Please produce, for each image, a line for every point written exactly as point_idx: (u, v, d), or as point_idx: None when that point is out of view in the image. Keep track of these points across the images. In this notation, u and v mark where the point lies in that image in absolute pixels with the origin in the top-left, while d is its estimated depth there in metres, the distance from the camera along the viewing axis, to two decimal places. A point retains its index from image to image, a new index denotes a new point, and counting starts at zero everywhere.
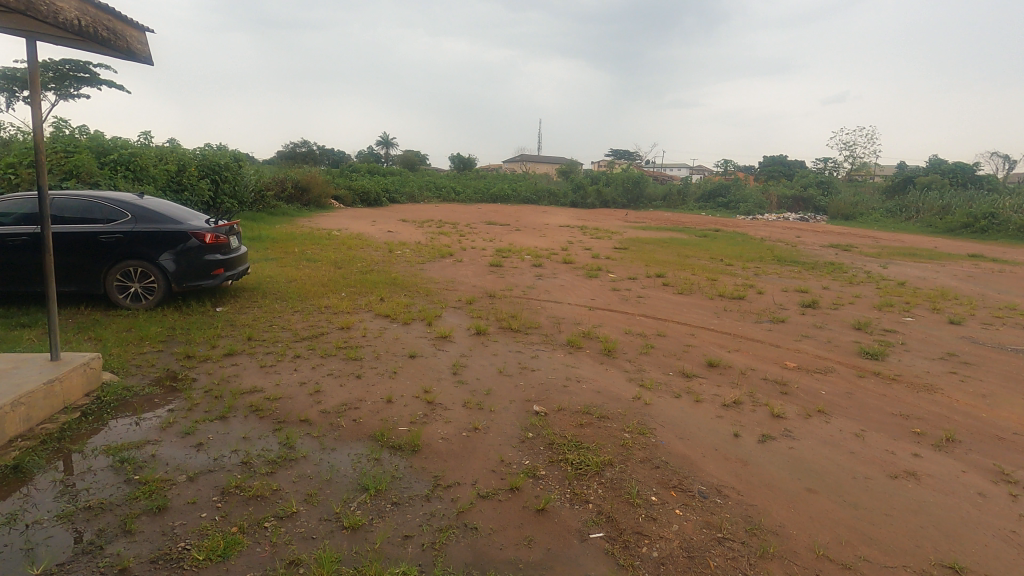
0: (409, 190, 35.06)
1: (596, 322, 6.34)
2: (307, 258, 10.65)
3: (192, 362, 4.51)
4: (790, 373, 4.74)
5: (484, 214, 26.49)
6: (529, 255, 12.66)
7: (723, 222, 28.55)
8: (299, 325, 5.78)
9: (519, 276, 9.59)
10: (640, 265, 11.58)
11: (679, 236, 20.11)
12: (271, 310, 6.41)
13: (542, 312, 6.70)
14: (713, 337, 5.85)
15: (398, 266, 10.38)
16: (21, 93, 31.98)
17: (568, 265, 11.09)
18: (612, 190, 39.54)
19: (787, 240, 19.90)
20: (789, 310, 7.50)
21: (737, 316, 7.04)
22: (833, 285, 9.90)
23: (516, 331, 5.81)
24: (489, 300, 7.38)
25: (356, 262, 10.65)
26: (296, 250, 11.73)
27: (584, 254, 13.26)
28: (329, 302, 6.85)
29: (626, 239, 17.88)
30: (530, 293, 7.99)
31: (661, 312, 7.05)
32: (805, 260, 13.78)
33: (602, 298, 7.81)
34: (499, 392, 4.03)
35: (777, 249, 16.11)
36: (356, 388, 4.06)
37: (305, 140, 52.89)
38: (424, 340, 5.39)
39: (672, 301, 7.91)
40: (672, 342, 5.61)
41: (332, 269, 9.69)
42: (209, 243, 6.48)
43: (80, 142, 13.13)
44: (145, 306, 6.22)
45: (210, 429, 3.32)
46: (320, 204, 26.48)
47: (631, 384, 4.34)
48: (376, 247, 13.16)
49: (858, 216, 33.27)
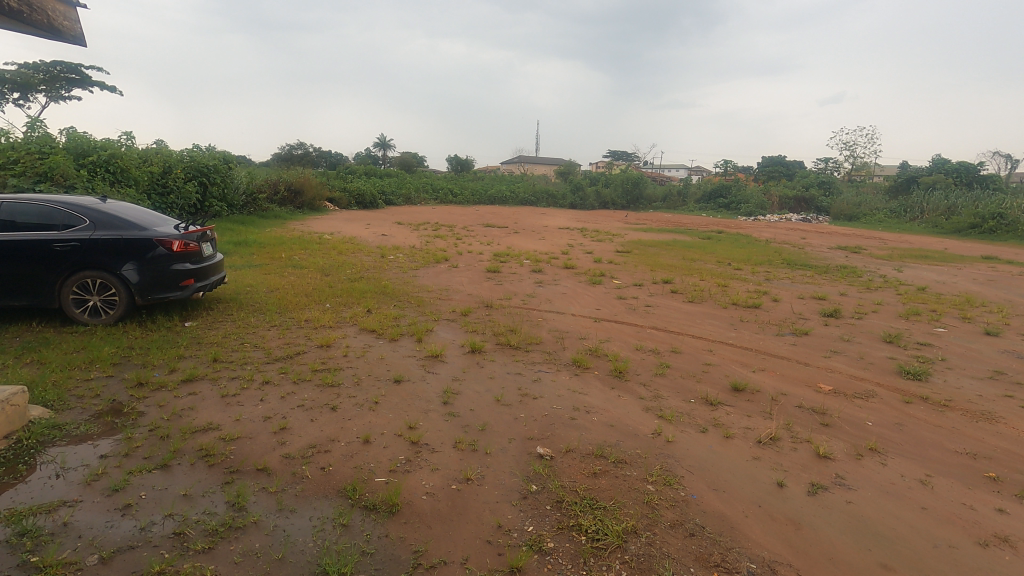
0: (406, 192, 34.56)
1: (604, 336, 5.77)
2: (293, 265, 10.08)
3: (143, 391, 3.93)
4: (827, 398, 4.18)
5: (482, 217, 25.92)
6: (529, 259, 12.10)
7: (726, 222, 28.03)
8: (274, 343, 5.19)
9: (519, 284, 9.02)
10: (644, 269, 11.02)
11: (682, 238, 19.55)
12: (246, 324, 5.82)
13: (543, 326, 6.13)
14: (734, 354, 5.28)
15: (390, 273, 9.80)
16: (10, 96, 31.38)
17: (570, 271, 10.53)
18: (611, 191, 39.06)
19: (793, 241, 19.36)
20: (811, 321, 6.93)
21: (756, 328, 6.48)
22: (850, 292, 9.34)
23: (514, 348, 5.24)
24: (486, 311, 6.80)
25: (345, 268, 10.07)
26: (283, 256, 11.17)
27: (586, 258, 12.69)
28: (311, 315, 6.27)
29: (628, 242, 17.27)
30: (530, 303, 7.41)
31: (673, 324, 6.49)
32: (816, 263, 13.22)
33: (607, 308, 7.23)
34: (495, 428, 3.45)
35: (786, 252, 15.55)
36: (329, 424, 3.47)
37: (301, 143, 52.41)
38: (411, 361, 4.81)
39: (683, 311, 7.34)
40: (689, 361, 5.04)
41: (319, 276, 9.11)
42: (177, 251, 5.90)
43: (58, 142, 12.54)
44: (104, 321, 5.64)
45: (143, 484, 2.73)
46: (315, 207, 25.93)
47: (647, 415, 3.77)
48: (368, 252, 12.59)
49: (861, 217, 32.78)
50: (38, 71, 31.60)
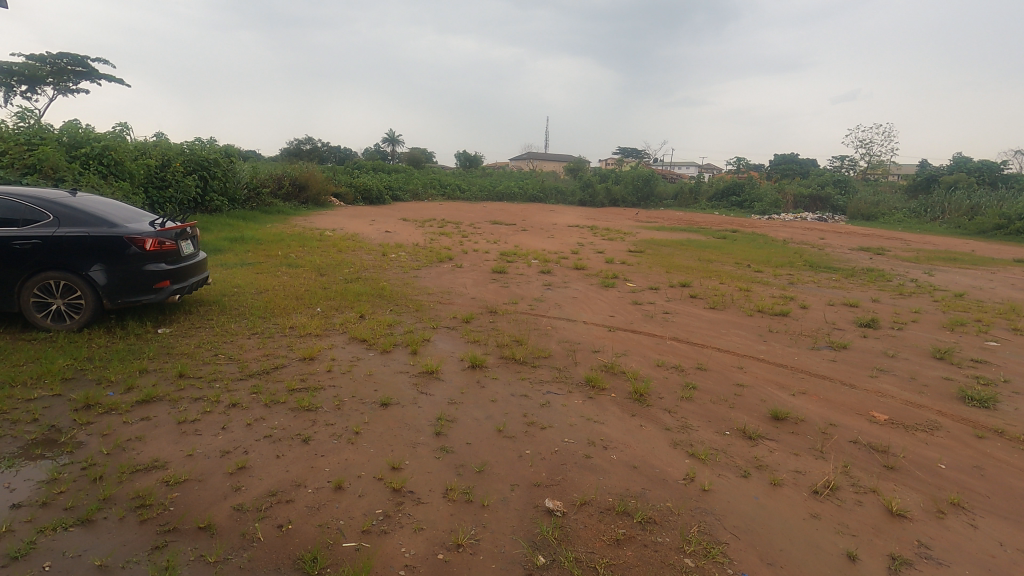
0: (413, 187, 34.08)
1: (620, 348, 5.19)
2: (288, 263, 9.57)
3: (88, 416, 3.39)
4: (886, 431, 3.57)
5: (490, 213, 25.34)
6: (537, 259, 11.53)
7: (740, 222, 27.26)
8: (252, 356, 4.64)
9: (526, 286, 8.43)
10: (660, 271, 10.38)
11: (696, 237, 18.93)
12: (224, 332, 5.28)
13: (552, 336, 5.54)
14: (769, 372, 4.67)
15: (389, 273, 9.25)
16: (19, 89, 31.30)
17: (581, 272, 9.95)
18: (621, 188, 38.38)
19: (812, 242, 18.63)
20: (847, 332, 6.29)
21: (788, 340, 5.85)
22: (884, 298, 8.66)
23: (520, 363, 4.66)
24: (489, 318, 6.22)
25: (343, 267, 9.52)
26: (279, 254, 10.66)
27: (597, 258, 12.09)
28: (298, 321, 5.72)
29: (641, 241, 16.59)
30: (538, 309, 6.82)
31: (696, 335, 5.87)
32: (840, 266, 12.51)
33: (622, 316, 6.62)
34: (495, 471, 2.88)
35: (806, 253, 14.86)
36: (297, 462, 2.91)
37: (310, 138, 52.16)
38: (403, 378, 4.23)
39: (705, 319, 6.71)
40: (719, 381, 4.43)
41: (314, 276, 8.59)
42: (151, 250, 5.36)
43: (49, 133, 12.08)
44: (69, 327, 5.13)
45: (52, 550, 2.19)
46: (320, 202, 25.50)
47: (676, 453, 3.18)
48: (369, 250, 12.04)
49: (879, 217, 31.87)
50: (46, 64, 31.36)
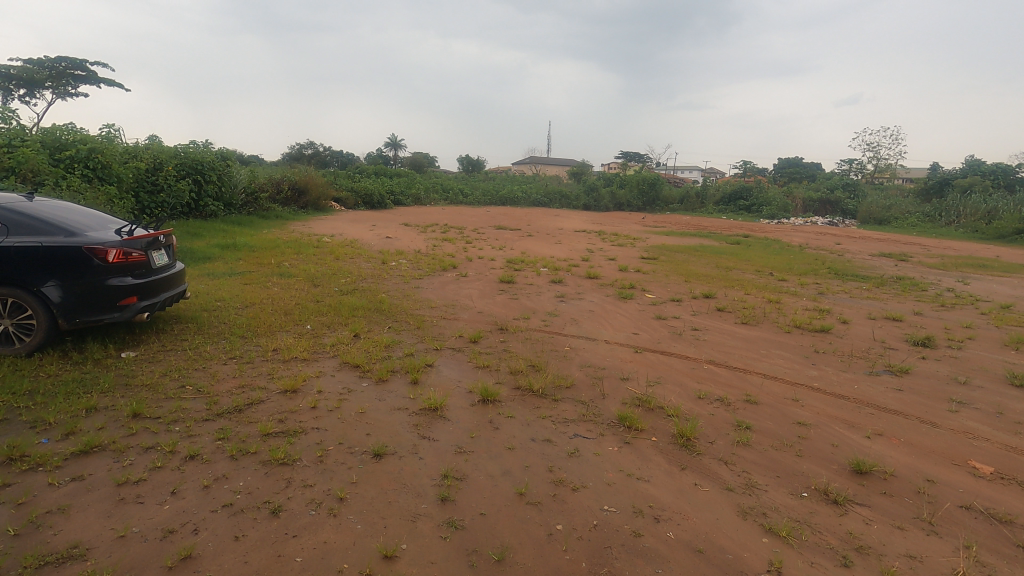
0: (415, 191, 33.49)
1: (652, 376, 4.50)
2: (280, 273, 8.92)
3: (6, 475, 2.71)
4: (999, 490, 2.88)
5: (494, 218, 24.71)
6: (547, 267, 10.86)
7: (751, 226, 26.54)
8: (224, 387, 3.96)
9: (537, 298, 7.74)
10: (678, 280, 9.68)
11: (708, 242, 18.26)
12: (198, 356, 4.61)
13: (572, 360, 4.85)
14: (831, 406, 3.97)
15: (389, 283, 8.58)
16: (17, 93, 30.86)
17: (594, 282, 9.28)
18: (626, 192, 37.74)
19: (829, 247, 17.93)
20: (902, 352, 5.58)
21: (839, 362, 5.16)
22: (928, 311, 7.95)
23: (539, 396, 3.97)
24: (500, 338, 5.53)
25: (339, 277, 8.86)
26: (272, 262, 10.00)
27: (609, 265, 11.42)
28: (283, 341, 5.04)
29: (652, 247, 15.93)
30: (552, 325, 6.13)
31: (734, 357, 5.17)
32: (867, 273, 11.81)
33: (647, 334, 5.93)
34: (520, 562, 2.20)
35: (827, 259, 14.17)
36: (261, 547, 2.23)
37: (311, 143, 51.70)
38: (401, 418, 3.56)
39: (740, 336, 6.01)
40: (776, 418, 3.74)
41: (307, 287, 7.93)
42: (115, 263, 4.70)
43: (31, 135, 11.48)
44: (18, 351, 4.48)
45: None
46: (320, 206, 24.92)
47: (749, 528, 2.50)
48: (368, 257, 11.38)
49: (891, 221, 31.17)
50: (46, 68, 30.96)
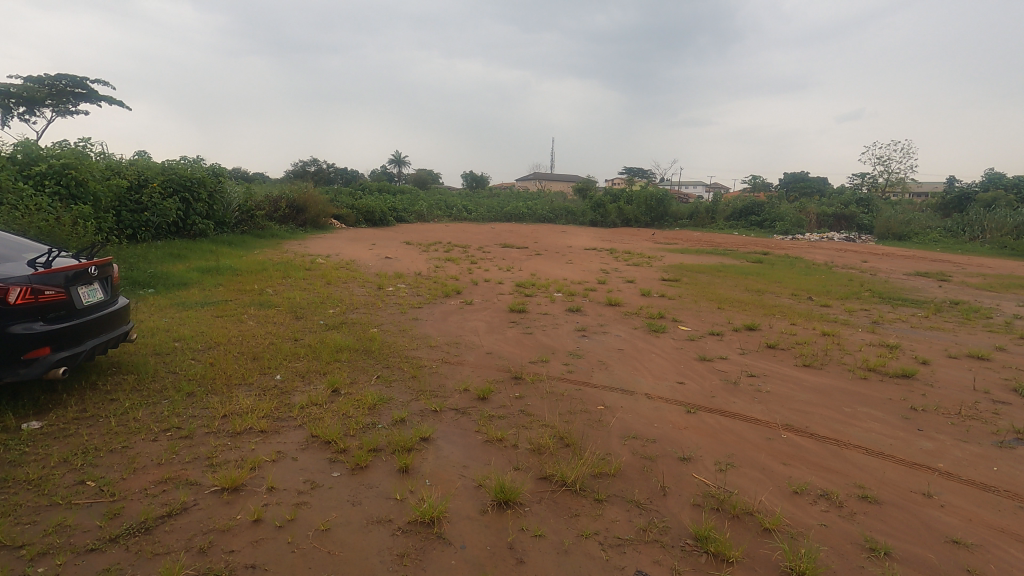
0: (419, 208, 32.65)
1: (721, 454, 3.39)
2: (260, 303, 7.86)
3: None
4: None
5: (499, 235, 23.69)
6: (561, 291, 9.79)
7: (768, 242, 25.39)
8: (137, 484, 2.85)
9: (554, 333, 6.64)
10: (711, 309, 8.57)
11: (729, 260, 17.15)
12: (120, 428, 3.51)
13: (610, 428, 3.73)
14: (984, 510, 2.85)
15: (383, 314, 7.50)
16: (17, 111, 30.31)
17: (617, 310, 8.19)
18: (634, 208, 36.63)
19: (858, 266, 16.80)
20: (1020, 409, 4.44)
21: (951, 426, 4.03)
22: (1011, 346, 6.80)
23: (576, 496, 2.86)
24: (515, 393, 4.41)
25: (327, 307, 7.79)
26: (254, 289, 8.95)
27: (630, 289, 10.33)
28: (239, 402, 3.94)
29: (670, 266, 14.88)
30: (577, 372, 5.02)
31: (815, 420, 4.05)
32: (916, 297, 10.65)
33: (694, 385, 4.81)
34: None
35: (864, 280, 13.03)
36: None
37: (314, 160, 51.12)
38: (381, 540, 2.45)
39: (810, 386, 4.88)
40: (917, 534, 2.62)
41: (287, 320, 6.87)
42: (18, 304, 3.67)
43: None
44: None
45: None
46: (319, 224, 24.01)
47: None
48: (363, 281, 10.31)
49: (912, 236, 29.99)
50: (45, 85, 30.39)
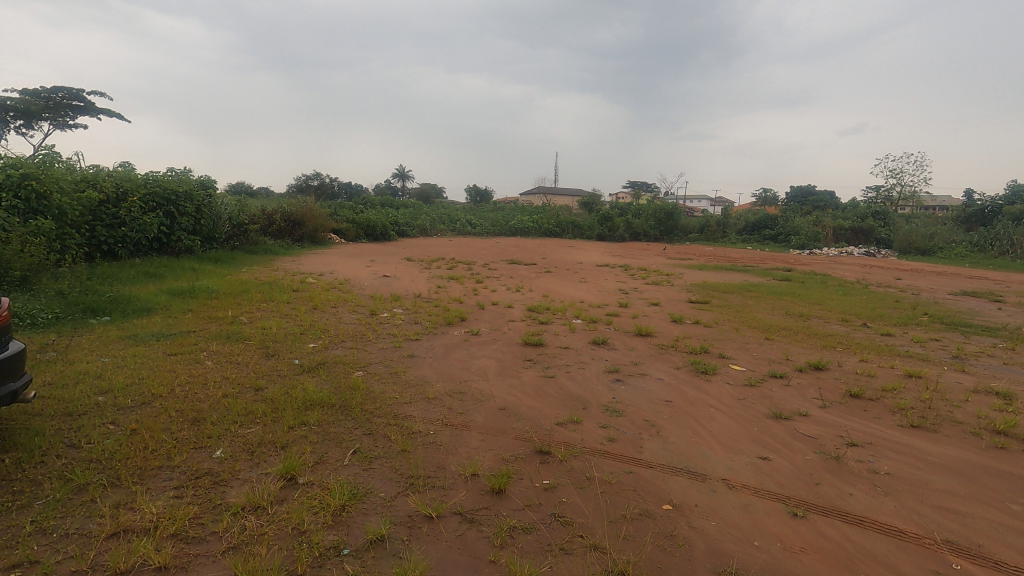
0: (421, 223, 31.57)
1: None
2: (228, 335, 6.64)
3: None
4: None
5: (504, 251, 22.53)
6: (582, 317, 8.56)
7: (787, 258, 24.20)
8: None
9: (581, 378, 5.38)
10: (759, 341, 7.31)
11: (754, 278, 15.89)
12: None
13: (693, 558, 2.48)
14: None
15: (373, 348, 6.27)
16: (14, 124, 29.52)
17: (650, 343, 6.94)
18: (643, 221, 35.62)
19: (894, 285, 15.56)
20: None
21: None
22: None
23: None
24: (544, 482, 3.15)
25: (307, 340, 6.56)
26: (226, 317, 7.72)
27: (658, 313, 9.10)
28: (142, 507, 2.70)
29: (693, 285, 13.60)
30: (622, 443, 3.77)
31: (987, 533, 2.77)
32: (982, 323, 9.39)
33: (784, 463, 3.54)
34: None
35: (912, 302, 11.76)
36: None
37: (316, 175, 50.32)
38: None
39: (939, 463, 3.61)
40: None
41: (254, 359, 5.63)
42: None
43: None
44: None
45: None
46: (317, 239, 22.89)
47: None
48: (355, 305, 9.11)
49: (936, 251, 28.72)
50: (40, 99, 29.55)
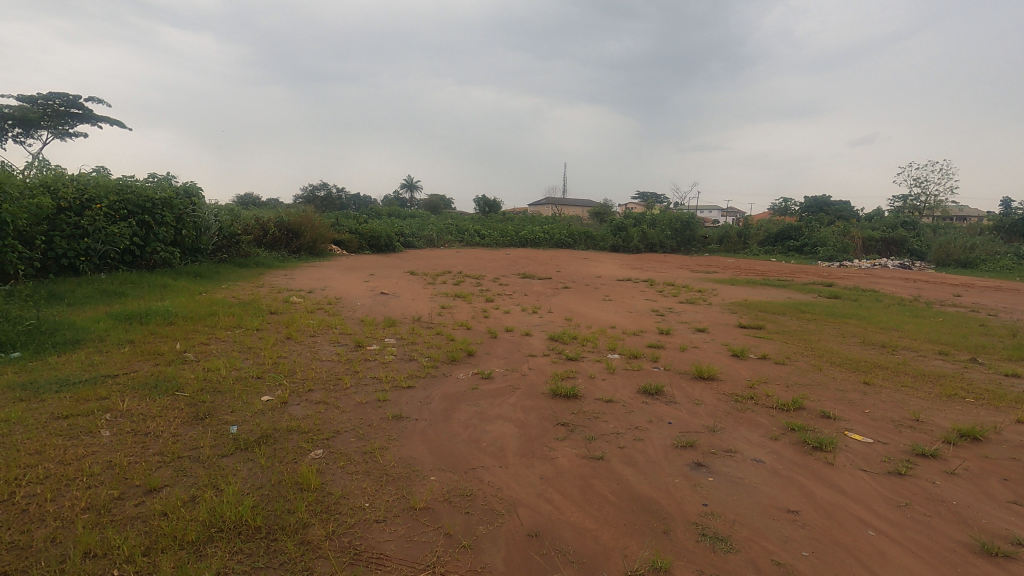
0: (428, 233, 30.04)
1: None
2: (156, 382, 4.94)
3: None
4: None
5: (515, 263, 20.93)
6: (620, 351, 6.81)
7: (820, 271, 22.38)
8: None
9: (645, 459, 3.64)
10: (861, 388, 5.52)
11: (798, 295, 14.10)
12: None
13: None
14: None
15: (347, 404, 4.55)
16: (10, 133, 28.36)
17: (721, 392, 5.18)
18: (659, 232, 33.99)
19: (958, 303, 13.71)
20: None
21: None
22: None
23: None
24: None
25: (261, 390, 4.85)
26: (167, 352, 6.02)
27: (712, 345, 7.34)
28: None
29: (733, 304, 11.82)
30: None
31: None
32: None
33: None
34: None
35: (1001, 326, 9.91)
36: None
37: (322, 185, 49.12)
38: None
39: None
40: None
41: (171, 426, 3.92)
42: None
43: None
44: None
45: None
46: (316, 251, 21.33)
47: None
48: (339, 333, 7.41)
49: (977, 263, 26.74)
50: (38, 106, 28.35)
